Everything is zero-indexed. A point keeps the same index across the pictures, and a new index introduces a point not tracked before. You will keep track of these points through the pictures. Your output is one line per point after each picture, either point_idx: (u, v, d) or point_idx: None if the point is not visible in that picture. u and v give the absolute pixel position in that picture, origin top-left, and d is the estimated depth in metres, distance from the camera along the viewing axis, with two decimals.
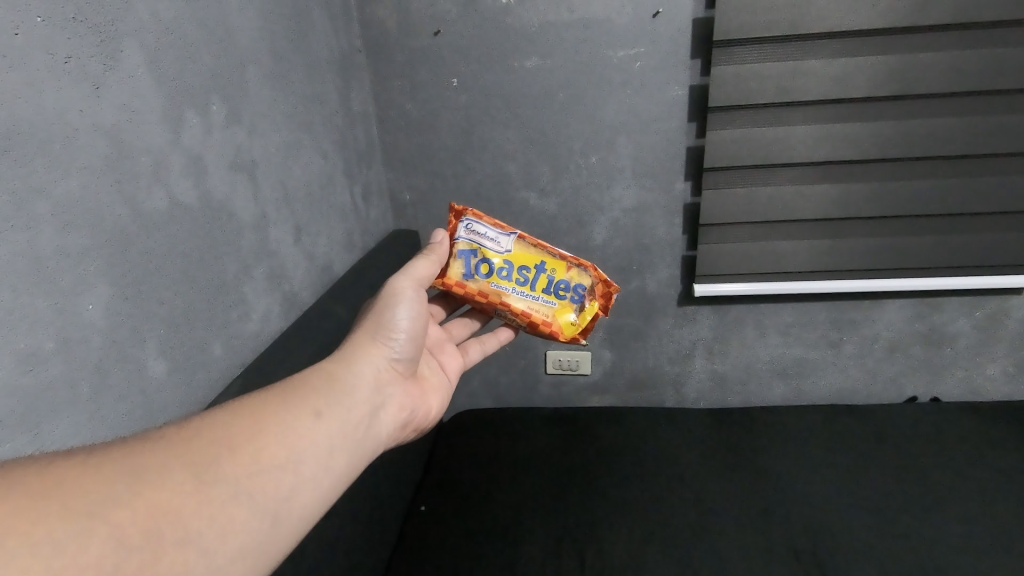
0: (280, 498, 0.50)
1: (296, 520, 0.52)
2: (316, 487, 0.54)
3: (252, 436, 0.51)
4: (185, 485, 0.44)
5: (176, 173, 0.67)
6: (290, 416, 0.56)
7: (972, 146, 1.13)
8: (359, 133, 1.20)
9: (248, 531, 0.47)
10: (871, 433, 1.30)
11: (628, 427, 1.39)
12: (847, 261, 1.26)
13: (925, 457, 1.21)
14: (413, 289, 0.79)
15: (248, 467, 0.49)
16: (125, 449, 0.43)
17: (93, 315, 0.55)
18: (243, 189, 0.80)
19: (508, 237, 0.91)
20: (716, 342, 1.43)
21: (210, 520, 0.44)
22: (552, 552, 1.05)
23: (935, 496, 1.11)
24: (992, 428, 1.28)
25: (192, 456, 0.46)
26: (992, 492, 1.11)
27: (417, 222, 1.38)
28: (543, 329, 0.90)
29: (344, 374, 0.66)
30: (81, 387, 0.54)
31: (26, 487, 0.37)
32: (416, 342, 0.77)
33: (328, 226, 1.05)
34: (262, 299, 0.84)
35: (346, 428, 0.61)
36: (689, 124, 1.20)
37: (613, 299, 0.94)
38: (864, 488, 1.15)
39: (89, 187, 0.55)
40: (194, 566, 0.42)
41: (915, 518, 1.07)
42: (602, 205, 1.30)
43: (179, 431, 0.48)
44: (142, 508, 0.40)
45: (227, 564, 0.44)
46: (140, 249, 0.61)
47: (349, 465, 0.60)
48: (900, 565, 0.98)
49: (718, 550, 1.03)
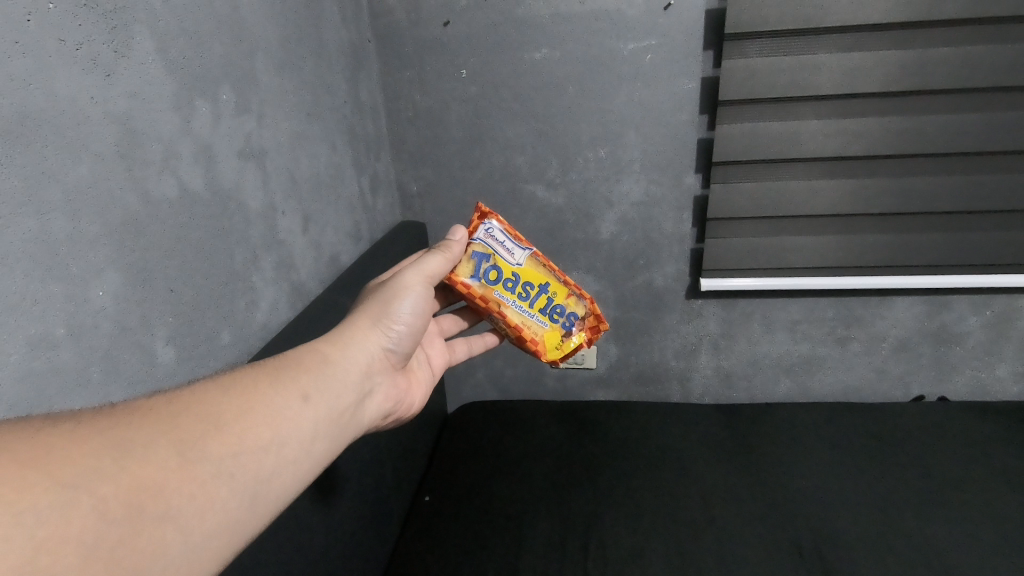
0: (261, 479, 0.52)
1: (274, 501, 0.53)
2: (296, 470, 0.56)
3: (240, 416, 0.53)
4: (169, 461, 0.45)
5: (186, 162, 0.68)
6: (279, 398, 0.57)
7: (986, 142, 1.11)
8: (368, 124, 1.20)
9: (228, 509, 0.48)
10: (876, 431, 1.30)
11: (632, 420, 1.40)
12: (855, 258, 1.25)
13: (930, 456, 1.21)
14: (424, 285, 0.79)
15: (233, 446, 0.50)
16: (115, 422, 0.44)
17: (104, 301, 0.57)
18: (252, 179, 0.81)
19: (523, 251, 0.92)
20: (722, 338, 1.43)
21: (191, 498, 0.45)
22: (554, 545, 1.06)
23: (939, 495, 1.11)
24: (999, 428, 1.27)
25: (180, 432, 0.47)
26: (998, 493, 1.10)
27: (425, 213, 1.38)
28: (529, 347, 0.91)
29: (337, 359, 0.67)
30: (92, 372, 0.56)
31: (15, 456, 0.38)
32: (412, 335, 0.79)
33: (336, 217, 1.06)
34: (270, 289, 0.85)
35: (332, 413, 0.62)
36: (700, 117, 1.19)
37: (599, 335, 0.94)
38: (867, 486, 1.15)
39: (99, 173, 0.56)
40: (172, 541, 0.43)
41: (919, 517, 1.07)
42: (610, 199, 1.30)
43: (169, 404, 0.49)
44: (126, 483, 0.41)
45: (205, 541, 0.46)
46: (149, 237, 0.62)
47: (331, 448, 0.62)
48: (902, 564, 0.98)
49: (721, 546, 1.04)
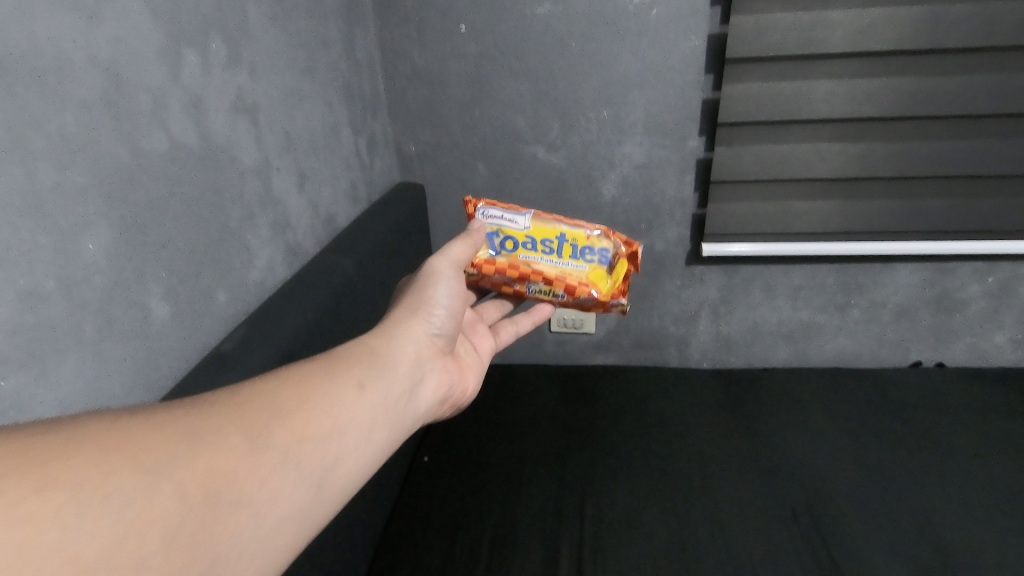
0: (324, 467, 0.52)
1: (337, 490, 0.53)
2: (356, 459, 0.56)
3: (301, 405, 0.53)
4: (240, 449, 0.46)
5: (176, 114, 0.65)
6: (334, 388, 0.57)
7: (1001, 104, 1.09)
8: (364, 81, 1.17)
9: (295, 498, 0.48)
10: (871, 396, 1.31)
11: (630, 385, 1.41)
12: (858, 223, 1.23)
13: (926, 421, 1.22)
14: (452, 270, 0.79)
15: (297, 434, 0.51)
16: (185, 411, 0.45)
17: (95, 255, 0.55)
18: (246, 133, 0.78)
19: (524, 216, 0.92)
20: (722, 304, 1.42)
21: (261, 484, 0.45)
22: (553, 503, 1.08)
23: (933, 460, 1.13)
24: (995, 395, 1.28)
25: (246, 422, 0.48)
26: (991, 462, 1.11)
27: (423, 174, 1.35)
28: (580, 292, 0.90)
29: (386, 348, 0.67)
30: (85, 327, 0.55)
31: (98, 442, 0.39)
32: (454, 321, 0.78)
33: (333, 176, 1.03)
34: (266, 247, 0.84)
35: (388, 401, 0.62)
36: (705, 76, 1.16)
37: (639, 256, 0.91)
38: (862, 450, 1.16)
39: (87, 123, 0.54)
40: (245, 526, 0.44)
41: (911, 481, 1.09)
42: (612, 161, 1.28)
43: (233, 396, 0.49)
44: (201, 469, 0.42)
45: (274, 528, 0.46)
46: (140, 190, 0.61)
47: (389, 439, 0.61)
48: (893, 526, 1.00)
49: (716, 508, 1.06)
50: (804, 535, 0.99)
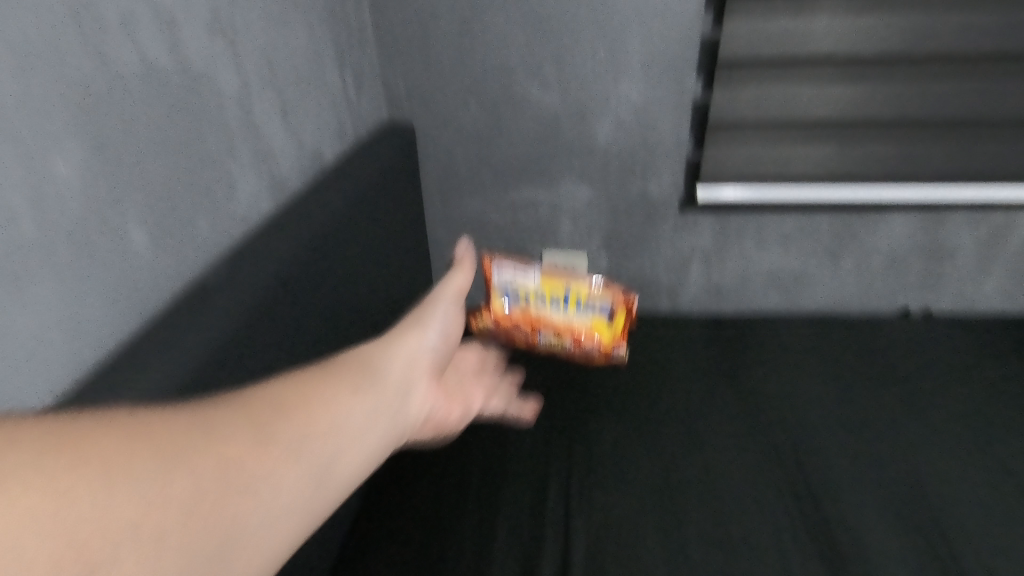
0: (334, 460, 0.51)
1: (346, 485, 0.52)
2: (361, 455, 0.54)
3: (310, 399, 0.52)
4: (250, 441, 0.45)
5: (147, 28, 0.62)
6: (343, 384, 0.56)
7: (998, 49, 1.09)
8: (350, 10, 1.11)
9: (304, 488, 0.47)
10: (852, 343, 1.33)
11: (618, 330, 1.40)
12: (851, 168, 1.26)
13: (904, 367, 1.25)
14: (453, 298, 0.81)
15: (307, 426, 0.50)
16: (201, 404, 0.45)
17: (65, 172, 0.53)
18: (224, 56, 0.75)
19: None
20: (714, 252, 1.40)
21: (269, 475, 0.45)
22: (542, 441, 1.09)
23: (907, 403, 1.16)
24: (972, 342, 1.31)
25: (257, 415, 0.47)
26: (970, 412, 1.13)
27: (411, 112, 1.30)
28: None
29: (392, 351, 0.66)
30: (57, 246, 0.53)
31: (113, 427, 0.39)
32: (451, 340, 0.78)
33: (317, 109, 0.99)
34: (249, 180, 0.81)
35: (394, 398, 0.61)
36: (705, 11, 1.12)
37: None
38: (841, 395, 1.19)
39: (47, 29, 0.51)
40: (253, 516, 0.43)
41: (885, 423, 1.12)
42: (607, 100, 1.24)
43: (245, 392, 0.49)
44: (212, 458, 0.42)
45: (282, 520, 0.45)
46: (111, 108, 0.58)
47: (396, 438, 0.60)
48: (868, 466, 1.04)
49: (700, 448, 1.07)
50: (783, 474, 1.02)
